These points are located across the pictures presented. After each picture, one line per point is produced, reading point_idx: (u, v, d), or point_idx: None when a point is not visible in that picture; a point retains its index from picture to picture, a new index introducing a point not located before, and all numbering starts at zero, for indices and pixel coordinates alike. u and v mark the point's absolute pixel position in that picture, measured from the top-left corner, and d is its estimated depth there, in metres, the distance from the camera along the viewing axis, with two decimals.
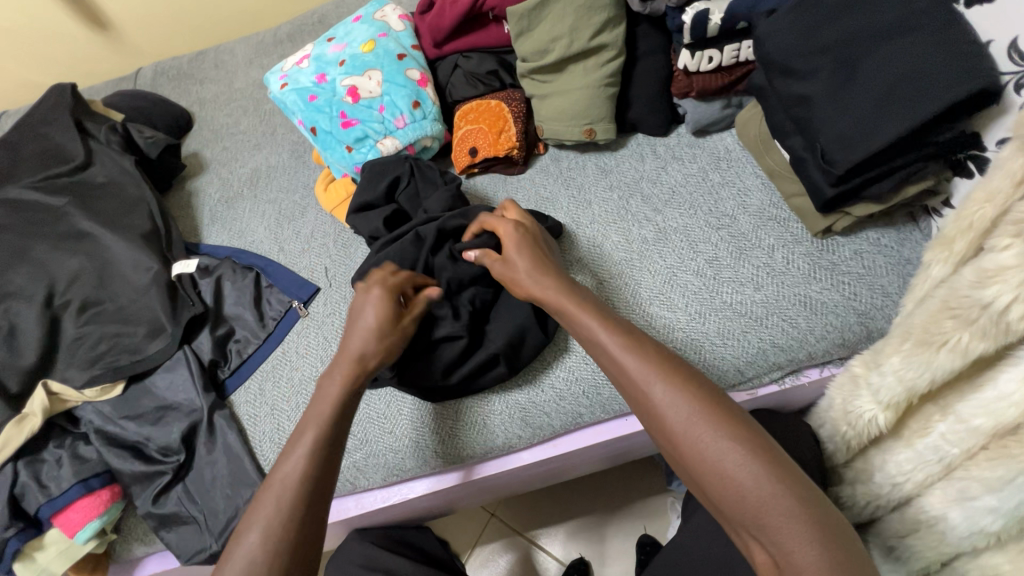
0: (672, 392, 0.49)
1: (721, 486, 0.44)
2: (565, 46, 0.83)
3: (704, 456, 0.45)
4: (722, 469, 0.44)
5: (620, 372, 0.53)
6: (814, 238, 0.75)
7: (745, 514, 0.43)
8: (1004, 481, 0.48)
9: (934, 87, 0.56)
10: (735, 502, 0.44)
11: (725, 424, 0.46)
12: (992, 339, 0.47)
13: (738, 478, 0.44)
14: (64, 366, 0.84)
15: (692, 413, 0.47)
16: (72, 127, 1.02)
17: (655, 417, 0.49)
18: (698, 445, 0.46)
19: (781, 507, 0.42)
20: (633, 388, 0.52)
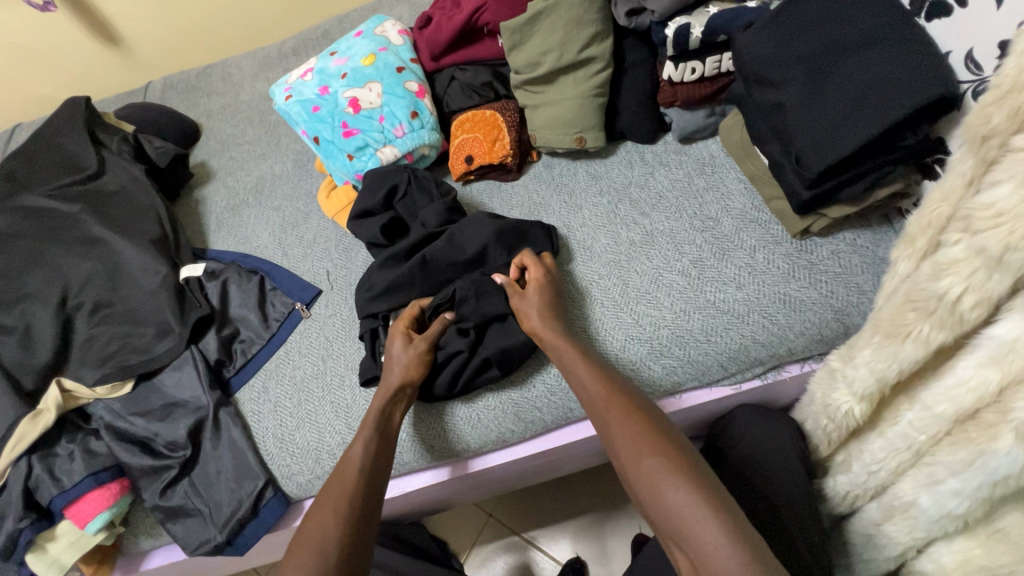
0: (624, 419, 0.61)
1: (656, 499, 0.55)
2: (556, 58, 0.87)
3: (643, 474, 0.56)
4: (657, 486, 0.55)
5: (589, 400, 0.66)
6: (794, 239, 0.78)
7: (673, 525, 0.53)
8: (965, 464, 0.51)
9: (897, 96, 0.60)
10: (661, 505, 0.54)
11: (659, 445, 0.58)
12: (950, 329, 0.50)
13: (668, 493, 0.54)
14: (77, 365, 0.87)
15: (637, 437, 0.59)
16: (85, 137, 1.06)
17: (613, 440, 0.61)
18: (640, 463, 0.57)
19: (700, 519, 0.51)
20: (600, 415, 0.64)
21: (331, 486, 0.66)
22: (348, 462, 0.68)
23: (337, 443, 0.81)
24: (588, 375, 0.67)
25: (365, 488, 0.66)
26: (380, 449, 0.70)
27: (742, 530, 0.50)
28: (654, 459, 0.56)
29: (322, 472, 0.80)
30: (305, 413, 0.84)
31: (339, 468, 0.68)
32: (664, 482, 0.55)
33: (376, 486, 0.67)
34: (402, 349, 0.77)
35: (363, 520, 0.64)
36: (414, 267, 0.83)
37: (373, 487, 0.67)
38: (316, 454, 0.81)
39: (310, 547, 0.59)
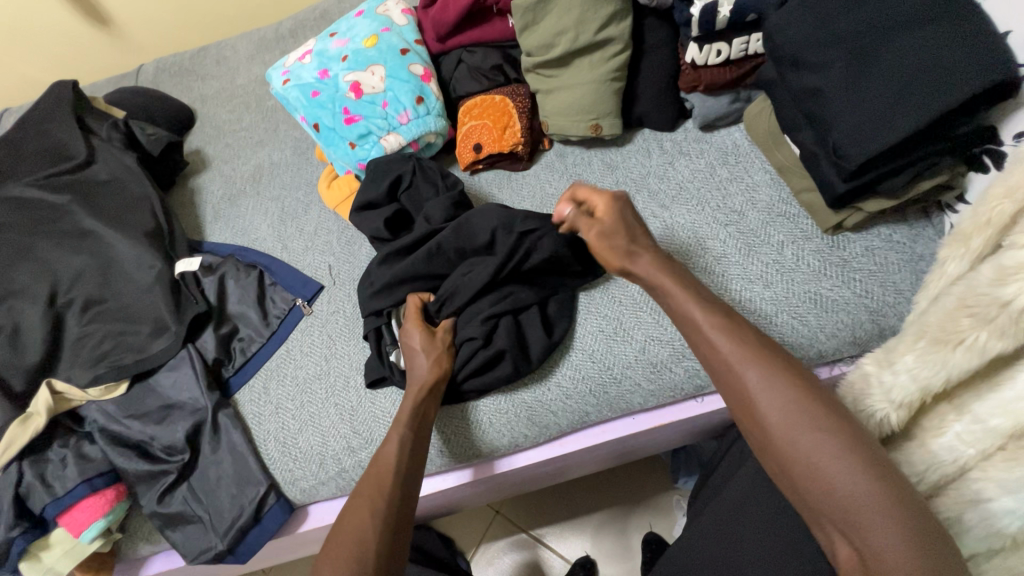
0: (764, 373, 0.49)
1: (807, 471, 0.45)
2: (571, 39, 0.82)
3: (794, 440, 0.46)
4: (818, 462, 0.44)
5: (710, 351, 0.54)
6: (824, 234, 0.73)
7: (831, 510, 0.43)
8: (1021, 483, 0.47)
9: (950, 81, 0.55)
10: (824, 494, 0.44)
11: (824, 419, 0.46)
12: (1012, 338, 0.46)
13: (832, 472, 0.43)
14: (68, 364, 0.83)
15: (784, 397, 0.48)
16: (73, 123, 1.01)
17: (741, 397, 0.50)
18: (786, 428, 0.46)
19: (870, 506, 0.42)
20: (723, 367, 0.53)
21: (366, 487, 0.62)
22: (382, 462, 0.64)
23: (342, 448, 0.77)
24: (709, 321, 0.55)
25: (402, 491, 0.62)
26: (415, 452, 0.65)
27: (923, 521, 0.41)
28: (811, 425, 0.46)
29: (326, 477, 0.77)
30: (308, 415, 0.80)
31: (370, 471, 0.64)
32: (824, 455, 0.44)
33: (410, 491, 0.63)
34: (421, 349, 0.73)
35: (399, 527, 0.59)
36: (419, 259, 0.78)
37: (408, 491, 0.62)
38: (320, 459, 0.77)
39: (347, 552, 0.55)
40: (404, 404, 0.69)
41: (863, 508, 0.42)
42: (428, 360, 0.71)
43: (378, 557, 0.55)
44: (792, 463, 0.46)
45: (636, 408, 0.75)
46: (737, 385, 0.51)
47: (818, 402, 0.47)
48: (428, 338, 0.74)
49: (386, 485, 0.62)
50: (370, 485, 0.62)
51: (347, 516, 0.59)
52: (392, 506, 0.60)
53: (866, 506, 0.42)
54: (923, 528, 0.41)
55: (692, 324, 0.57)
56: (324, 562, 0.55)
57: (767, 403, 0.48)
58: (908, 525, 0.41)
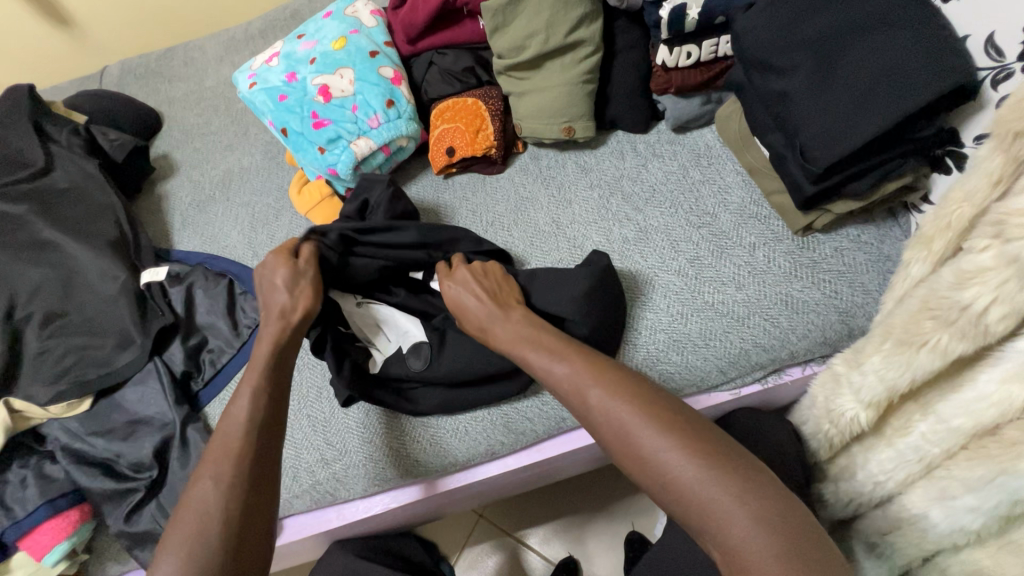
0: (608, 398, 0.51)
1: (671, 489, 0.45)
2: (542, 42, 0.81)
3: (651, 459, 0.46)
4: (666, 472, 0.45)
5: (555, 385, 0.56)
6: (794, 235, 0.74)
7: (693, 521, 0.44)
8: (984, 481, 0.48)
9: (913, 85, 0.56)
10: (682, 503, 0.44)
11: (667, 426, 0.47)
12: (972, 340, 0.46)
13: (684, 482, 0.44)
14: (28, 381, 0.80)
15: (630, 417, 0.49)
16: (29, 129, 0.97)
17: (598, 428, 0.51)
18: (640, 450, 0.47)
19: (730, 508, 0.42)
20: (575, 401, 0.53)
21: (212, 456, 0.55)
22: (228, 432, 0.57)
23: (316, 460, 0.76)
24: (556, 366, 0.56)
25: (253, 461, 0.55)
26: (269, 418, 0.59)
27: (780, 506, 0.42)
28: (657, 440, 0.46)
29: (300, 490, 0.76)
30: None
31: (218, 436, 0.57)
32: (675, 466, 0.45)
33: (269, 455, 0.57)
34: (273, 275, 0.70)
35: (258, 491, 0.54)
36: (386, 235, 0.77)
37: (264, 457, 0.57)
38: (292, 473, 0.76)
39: (189, 528, 0.50)
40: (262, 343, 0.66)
41: (723, 511, 0.42)
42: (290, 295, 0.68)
43: (230, 538, 0.50)
44: (654, 482, 0.46)
45: None
46: (591, 415, 0.51)
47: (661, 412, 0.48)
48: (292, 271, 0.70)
49: (248, 456, 0.56)
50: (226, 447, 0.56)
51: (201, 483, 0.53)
52: (247, 480, 0.54)
53: (716, 509, 0.42)
54: (778, 513, 0.41)
55: (541, 371, 0.58)
56: (169, 539, 0.50)
57: (612, 420, 0.50)
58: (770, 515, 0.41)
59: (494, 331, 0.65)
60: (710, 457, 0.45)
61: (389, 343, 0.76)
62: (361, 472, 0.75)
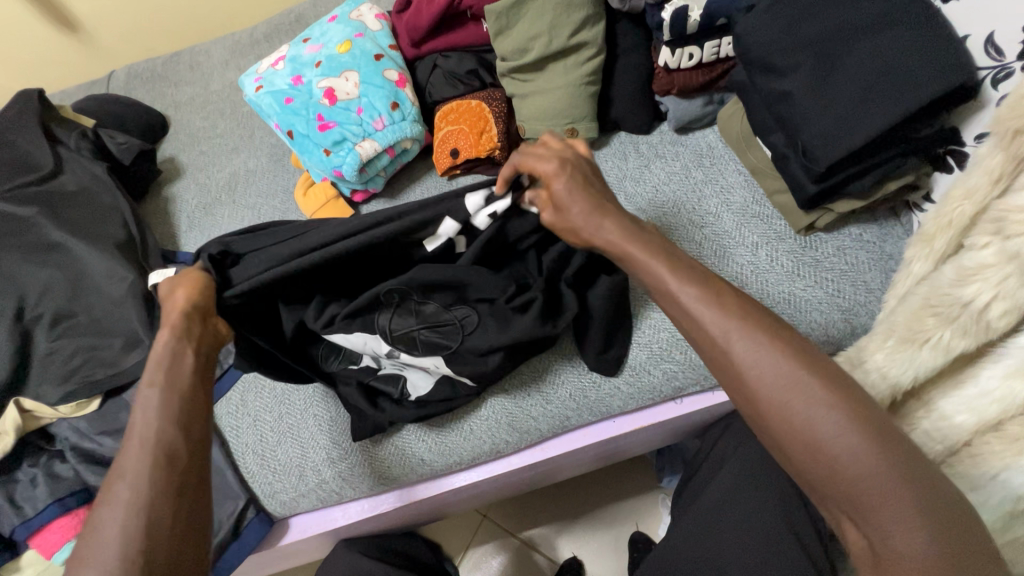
0: (763, 354, 0.43)
1: (835, 469, 0.40)
2: (545, 44, 0.82)
3: (793, 428, 0.41)
4: (819, 447, 0.40)
5: (692, 326, 0.47)
6: (797, 235, 0.74)
7: (838, 496, 0.40)
8: (987, 477, 0.48)
9: (914, 85, 0.56)
10: (831, 480, 0.40)
11: (832, 401, 0.40)
12: (973, 337, 0.47)
13: (840, 458, 0.39)
14: (38, 381, 0.81)
15: (817, 390, 0.41)
16: (39, 132, 0.98)
17: (740, 388, 0.44)
18: (789, 418, 0.41)
19: (885, 493, 0.38)
20: (711, 348, 0.46)
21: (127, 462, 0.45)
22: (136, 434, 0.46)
23: (322, 459, 0.76)
24: (690, 299, 0.47)
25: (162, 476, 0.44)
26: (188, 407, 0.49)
27: (941, 503, 0.38)
28: (827, 419, 0.40)
29: (306, 489, 0.76)
30: (286, 427, 0.79)
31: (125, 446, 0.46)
32: (832, 441, 0.39)
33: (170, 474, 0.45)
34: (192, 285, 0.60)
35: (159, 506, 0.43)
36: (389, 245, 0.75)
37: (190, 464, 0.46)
38: (298, 472, 0.77)
39: (107, 524, 0.42)
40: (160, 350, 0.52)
41: (878, 493, 0.38)
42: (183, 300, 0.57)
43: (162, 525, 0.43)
44: (794, 449, 0.41)
45: (616, 411, 0.75)
46: (738, 378, 0.44)
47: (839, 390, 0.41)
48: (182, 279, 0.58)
49: (167, 465, 0.44)
50: (138, 458, 0.45)
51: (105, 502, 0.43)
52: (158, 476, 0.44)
53: (885, 492, 0.38)
54: (936, 503, 0.37)
55: (671, 296, 0.49)
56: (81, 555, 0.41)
57: (768, 381, 0.42)
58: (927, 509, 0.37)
59: (595, 234, 0.56)
60: (881, 438, 0.39)
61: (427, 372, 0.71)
62: (367, 471, 0.75)
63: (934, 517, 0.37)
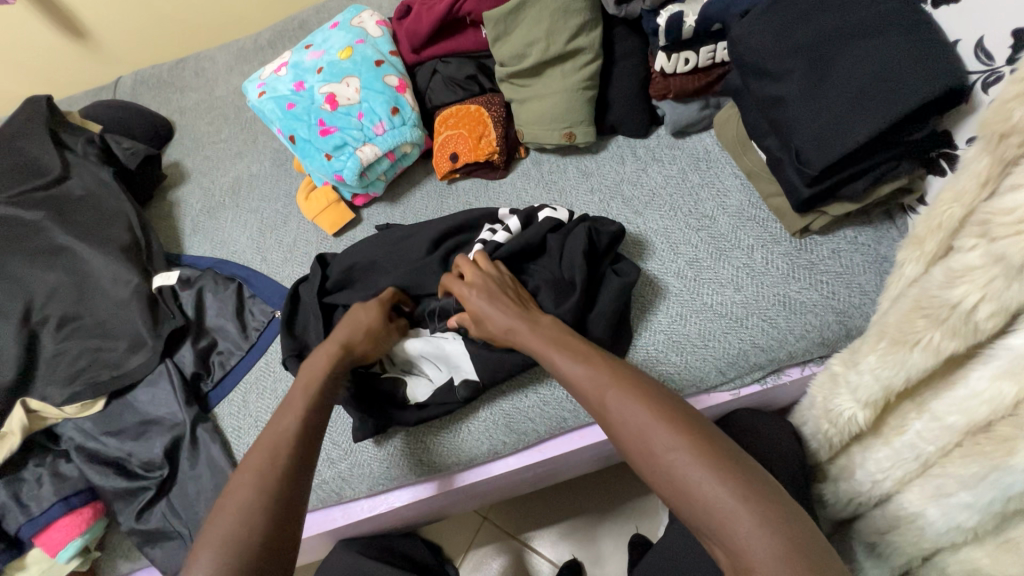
0: (622, 403, 0.51)
1: (691, 494, 0.44)
2: (543, 50, 0.83)
3: (653, 467, 0.48)
4: (677, 474, 0.46)
5: (576, 388, 0.57)
6: (792, 237, 0.75)
7: (702, 523, 0.44)
8: (977, 478, 0.48)
9: (904, 89, 0.57)
10: (694, 507, 0.44)
11: (679, 429, 0.48)
12: (962, 338, 0.47)
13: (693, 484, 0.45)
14: (44, 382, 0.83)
15: (667, 425, 0.48)
16: (46, 138, 1.00)
17: (615, 431, 0.51)
18: (648, 455, 0.48)
19: (729, 507, 0.42)
20: (592, 407, 0.55)
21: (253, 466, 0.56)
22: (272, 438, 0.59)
23: (321, 459, 0.77)
24: (577, 369, 0.57)
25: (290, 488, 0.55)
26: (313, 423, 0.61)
27: (788, 521, 0.41)
28: (674, 443, 0.47)
29: None
30: None
31: (260, 446, 0.58)
32: (682, 467, 0.46)
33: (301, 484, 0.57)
34: (363, 307, 0.73)
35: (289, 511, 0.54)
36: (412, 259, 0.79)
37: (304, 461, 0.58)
38: None
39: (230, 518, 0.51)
40: (315, 361, 0.67)
41: (721, 510, 0.43)
42: (361, 333, 0.71)
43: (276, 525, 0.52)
44: (663, 483, 0.47)
45: None
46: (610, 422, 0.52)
47: (680, 420, 0.48)
48: (381, 309, 0.74)
49: (276, 462, 0.56)
50: (264, 456, 0.57)
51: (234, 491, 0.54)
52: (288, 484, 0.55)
53: (728, 511, 0.42)
54: (774, 509, 0.42)
55: (558, 369, 0.59)
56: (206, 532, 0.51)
57: (631, 424, 0.50)
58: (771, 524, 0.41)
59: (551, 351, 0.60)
60: (717, 458, 0.45)
61: (440, 371, 0.74)
62: (366, 471, 0.76)
63: (772, 524, 0.41)
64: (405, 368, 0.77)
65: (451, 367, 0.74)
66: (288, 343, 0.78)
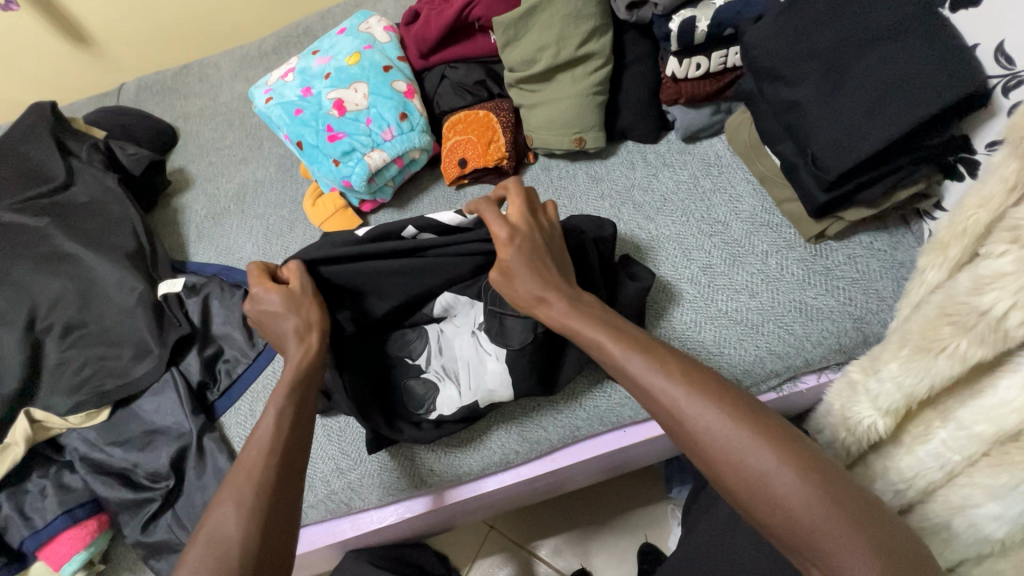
0: (708, 412, 0.46)
1: (788, 514, 0.42)
2: (553, 55, 0.82)
3: (746, 486, 0.44)
4: (772, 493, 0.42)
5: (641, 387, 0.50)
6: (807, 243, 0.74)
7: (798, 541, 0.42)
8: (1007, 488, 0.48)
9: (925, 93, 0.56)
10: (788, 526, 0.42)
11: (771, 443, 0.44)
12: (991, 346, 0.46)
13: (790, 504, 0.42)
14: (48, 392, 0.81)
15: (755, 440, 0.44)
16: (51, 144, 0.99)
17: (691, 441, 0.47)
18: (744, 470, 0.44)
19: (837, 530, 0.40)
20: (661, 411, 0.49)
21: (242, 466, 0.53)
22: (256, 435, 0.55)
23: (330, 469, 0.76)
24: (638, 365, 0.51)
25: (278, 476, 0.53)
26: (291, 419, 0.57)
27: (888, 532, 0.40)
28: (768, 461, 0.43)
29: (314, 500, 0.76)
30: None
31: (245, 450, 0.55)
32: (783, 487, 0.42)
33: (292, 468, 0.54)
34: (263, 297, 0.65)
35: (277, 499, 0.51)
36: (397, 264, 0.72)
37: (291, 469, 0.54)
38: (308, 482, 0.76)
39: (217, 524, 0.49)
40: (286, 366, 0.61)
41: (824, 534, 0.40)
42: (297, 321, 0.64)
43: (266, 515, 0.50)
44: (755, 500, 0.43)
45: (625, 421, 0.74)
46: (683, 431, 0.47)
47: (768, 432, 0.45)
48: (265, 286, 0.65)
49: (267, 469, 0.53)
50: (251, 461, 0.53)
51: (219, 502, 0.51)
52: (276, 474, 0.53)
53: (838, 535, 0.40)
54: (881, 530, 0.40)
55: (621, 364, 0.52)
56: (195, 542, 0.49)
57: (716, 437, 0.45)
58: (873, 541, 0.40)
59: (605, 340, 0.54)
60: (818, 476, 0.42)
61: (471, 389, 0.71)
62: (375, 482, 0.75)
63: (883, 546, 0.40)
64: (444, 368, 0.73)
65: (483, 390, 0.70)
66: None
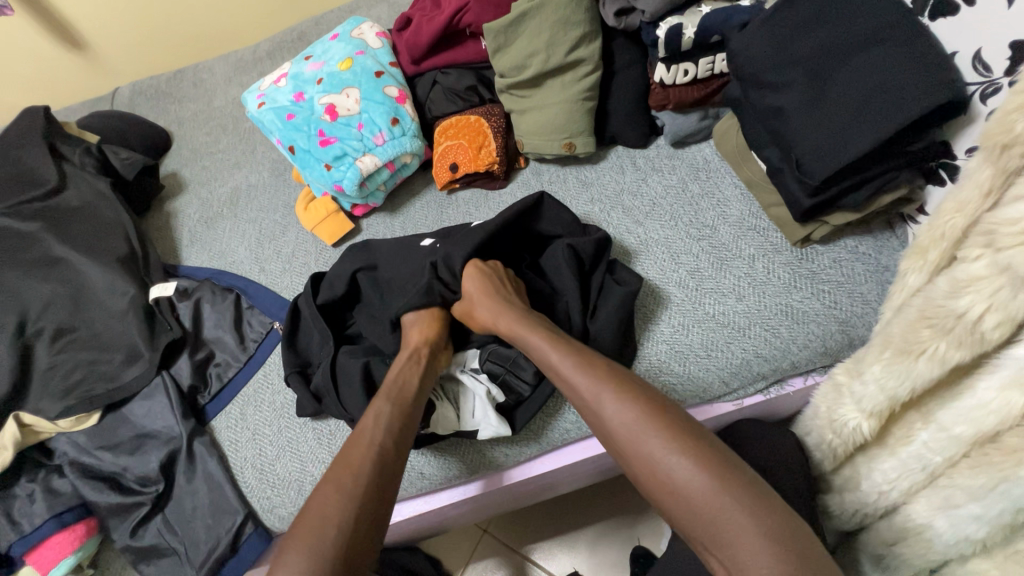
0: (637, 415, 0.52)
1: (699, 510, 0.46)
2: (543, 61, 0.83)
3: (664, 478, 0.48)
4: (687, 489, 0.47)
5: (582, 395, 0.57)
6: (793, 247, 0.75)
7: (710, 536, 0.45)
8: (987, 489, 0.48)
9: (905, 100, 0.57)
10: (701, 521, 0.46)
11: (688, 445, 0.49)
12: (969, 348, 0.47)
13: (703, 498, 0.46)
14: (37, 396, 0.81)
15: (669, 443, 0.49)
16: (43, 149, 0.99)
17: (617, 442, 0.53)
18: (662, 468, 0.49)
19: (742, 524, 0.44)
20: (596, 415, 0.55)
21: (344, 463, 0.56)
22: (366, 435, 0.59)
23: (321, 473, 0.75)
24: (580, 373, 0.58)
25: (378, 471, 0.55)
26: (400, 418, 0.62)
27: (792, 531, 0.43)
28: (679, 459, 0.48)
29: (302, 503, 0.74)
30: (285, 441, 0.78)
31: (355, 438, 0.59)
32: (697, 486, 0.46)
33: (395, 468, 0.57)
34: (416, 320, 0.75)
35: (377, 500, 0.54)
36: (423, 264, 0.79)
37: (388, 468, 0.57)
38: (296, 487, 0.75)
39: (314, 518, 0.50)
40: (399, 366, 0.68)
41: (731, 527, 0.44)
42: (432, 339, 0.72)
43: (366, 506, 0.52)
44: (670, 494, 0.48)
45: None
46: (612, 430, 0.53)
47: (684, 436, 0.50)
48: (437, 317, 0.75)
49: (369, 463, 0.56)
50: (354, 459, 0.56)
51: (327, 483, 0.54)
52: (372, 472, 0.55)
53: (744, 530, 0.43)
54: (782, 528, 0.43)
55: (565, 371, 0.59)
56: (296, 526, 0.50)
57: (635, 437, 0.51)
58: (777, 538, 0.43)
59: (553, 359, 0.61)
60: (728, 474, 0.47)
61: (472, 417, 0.72)
62: None
63: (781, 544, 0.42)
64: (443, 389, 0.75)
65: (483, 422, 0.71)
66: (290, 359, 0.80)
